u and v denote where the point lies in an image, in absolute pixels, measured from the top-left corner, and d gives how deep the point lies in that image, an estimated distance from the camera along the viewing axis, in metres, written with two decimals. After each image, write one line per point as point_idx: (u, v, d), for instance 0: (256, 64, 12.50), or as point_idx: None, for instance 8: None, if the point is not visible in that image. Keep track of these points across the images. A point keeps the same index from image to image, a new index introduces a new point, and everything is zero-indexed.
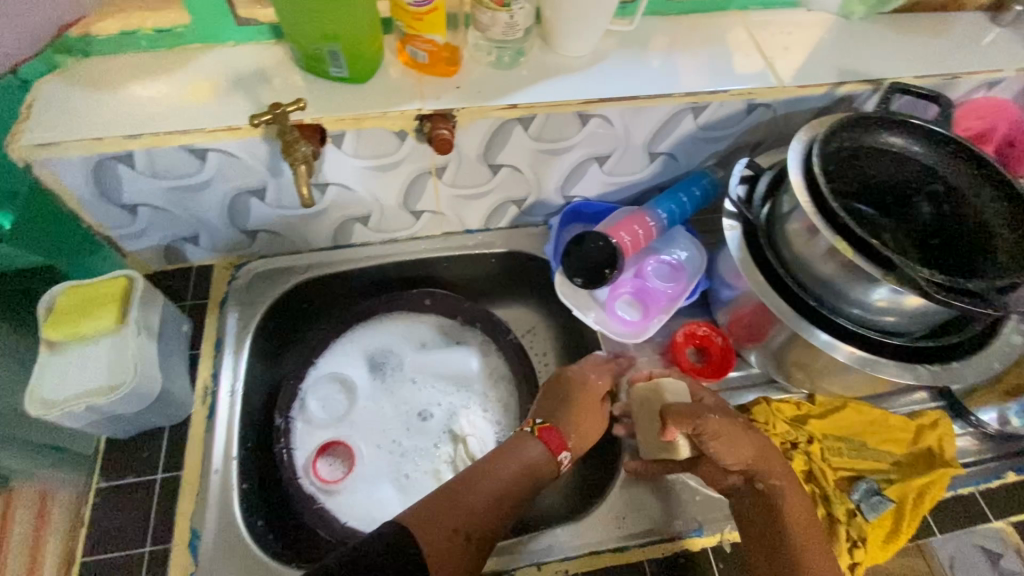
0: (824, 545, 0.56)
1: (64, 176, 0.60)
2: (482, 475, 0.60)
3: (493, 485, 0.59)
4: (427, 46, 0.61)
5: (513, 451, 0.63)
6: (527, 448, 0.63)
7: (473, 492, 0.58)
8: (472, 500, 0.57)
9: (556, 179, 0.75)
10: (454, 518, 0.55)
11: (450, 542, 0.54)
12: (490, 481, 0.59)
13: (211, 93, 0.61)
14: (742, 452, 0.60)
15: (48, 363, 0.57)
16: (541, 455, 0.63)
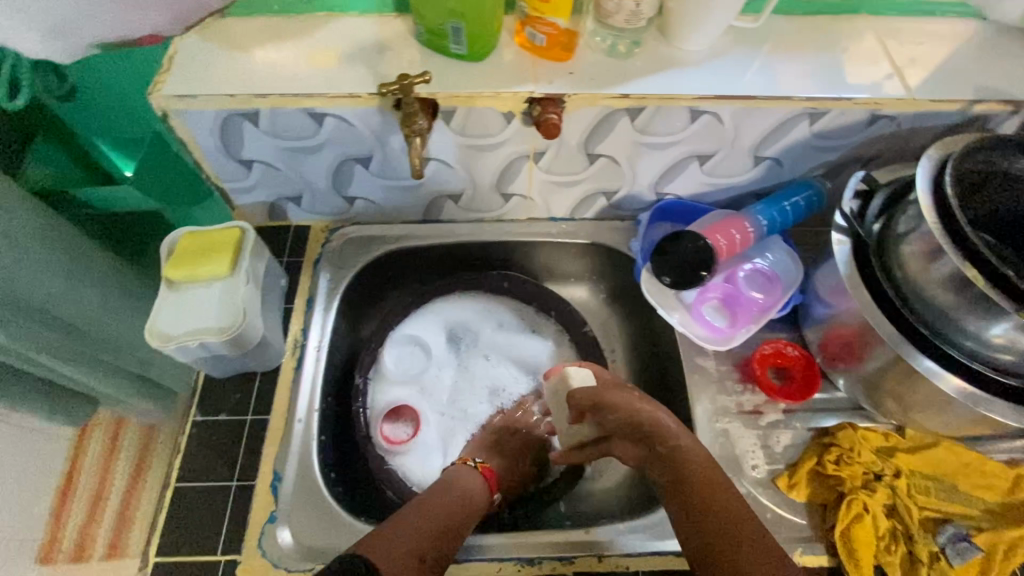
0: (743, 511, 0.56)
1: (194, 128, 0.64)
2: (433, 504, 0.61)
3: (449, 513, 0.60)
4: (548, 29, 0.61)
5: (455, 484, 0.65)
6: (467, 480, 0.66)
7: (432, 519, 0.58)
8: (431, 523, 0.58)
9: (651, 175, 0.74)
10: (412, 543, 0.55)
11: (409, 565, 0.53)
12: (444, 513, 0.60)
13: (334, 59, 0.63)
14: (638, 413, 0.64)
15: (169, 299, 0.62)
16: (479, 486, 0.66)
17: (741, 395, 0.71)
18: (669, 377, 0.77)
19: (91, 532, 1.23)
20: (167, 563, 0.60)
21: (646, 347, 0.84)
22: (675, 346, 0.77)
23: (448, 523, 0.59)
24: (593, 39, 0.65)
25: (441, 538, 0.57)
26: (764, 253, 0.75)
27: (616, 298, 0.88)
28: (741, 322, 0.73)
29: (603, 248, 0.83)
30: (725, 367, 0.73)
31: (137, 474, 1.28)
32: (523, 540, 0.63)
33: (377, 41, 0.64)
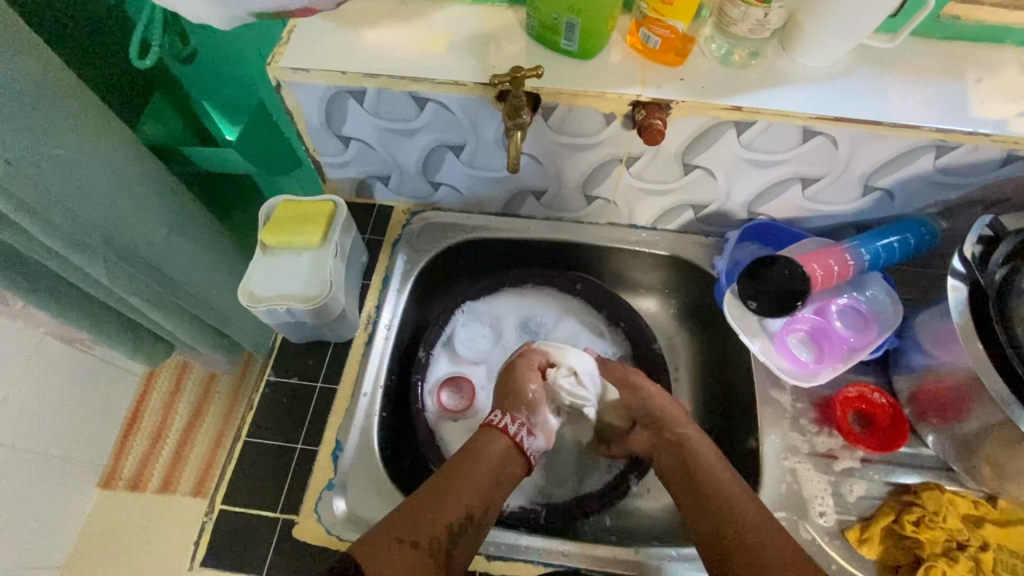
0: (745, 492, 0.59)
1: (302, 100, 0.65)
2: (449, 483, 0.59)
3: (458, 494, 0.58)
4: (665, 32, 0.59)
5: (476, 459, 0.62)
6: (487, 450, 0.63)
7: (435, 504, 0.57)
8: (433, 506, 0.57)
9: (746, 193, 0.71)
10: (400, 526, 0.55)
11: (394, 550, 0.53)
12: (452, 495, 0.58)
13: (443, 45, 0.63)
14: (653, 402, 0.68)
15: (264, 262, 0.67)
16: (504, 453, 0.63)
17: (816, 435, 0.67)
18: (737, 405, 0.74)
19: (148, 465, 1.42)
20: (231, 513, 0.63)
21: (713, 371, 0.81)
22: (748, 373, 0.73)
23: (454, 509, 0.57)
24: (708, 46, 0.62)
25: (441, 523, 0.56)
26: (861, 288, 0.71)
27: (687, 315, 0.85)
28: (827, 359, 0.69)
29: (681, 263, 0.81)
30: (801, 403, 0.69)
31: (191, 422, 1.47)
32: (572, 551, 0.62)
33: (486, 30, 0.64)
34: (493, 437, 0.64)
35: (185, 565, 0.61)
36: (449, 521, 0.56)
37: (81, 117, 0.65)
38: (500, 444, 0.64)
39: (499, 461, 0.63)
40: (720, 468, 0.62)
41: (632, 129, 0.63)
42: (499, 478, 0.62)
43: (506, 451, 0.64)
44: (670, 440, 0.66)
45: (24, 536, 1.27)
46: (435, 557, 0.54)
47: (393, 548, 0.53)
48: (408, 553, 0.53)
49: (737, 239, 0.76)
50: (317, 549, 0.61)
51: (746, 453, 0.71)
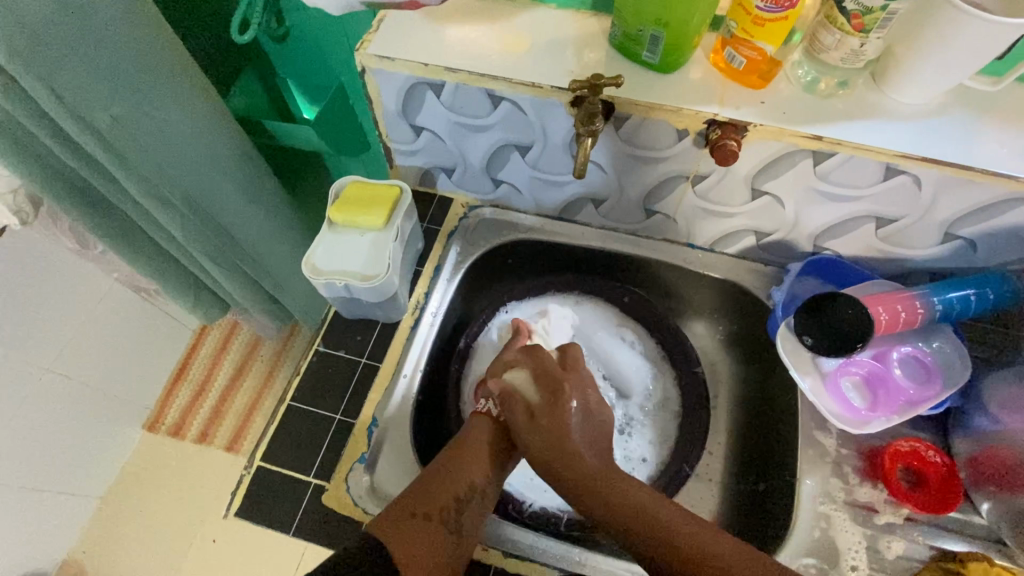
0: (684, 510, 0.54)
1: (382, 86, 0.68)
2: (448, 463, 0.58)
3: (460, 473, 0.58)
4: (751, 53, 0.58)
5: (470, 441, 0.61)
6: (475, 434, 0.62)
7: (442, 479, 0.57)
8: (438, 483, 0.56)
9: (814, 225, 0.69)
10: (412, 502, 0.55)
11: (409, 525, 0.53)
12: (452, 471, 0.58)
13: (524, 46, 0.64)
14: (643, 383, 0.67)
15: (329, 238, 0.70)
16: (494, 434, 0.62)
17: (858, 485, 0.64)
18: (777, 442, 0.72)
19: (190, 414, 1.52)
20: (268, 470, 0.66)
21: (755, 401, 0.79)
22: (792, 410, 0.71)
23: (455, 481, 0.57)
24: (794, 71, 0.61)
25: (445, 493, 0.56)
26: (926, 338, 0.67)
27: (735, 342, 0.83)
28: (881, 408, 0.66)
29: (734, 289, 0.79)
30: (846, 449, 0.66)
31: (233, 379, 1.56)
32: (588, 560, 0.62)
33: (568, 36, 0.65)
34: (479, 422, 0.63)
35: (220, 512, 0.65)
36: (455, 493, 0.56)
37: (176, 87, 0.70)
38: (486, 424, 0.63)
39: (489, 440, 0.62)
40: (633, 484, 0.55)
41: (704, 147, 0.63)
42: (493, 452, 0.61)
43: (495, 433, 0.63)
44: (598, 445, 0.59)
45: (76, 461, 1.38)
46: (448, 527, 0.54)
47: (408, 524, 0.53)
48: (423, 525, 0.53)
49: (799, 271, 0.73)
50: (342, 518, 0.63)
51: (780, 492, 0.68)
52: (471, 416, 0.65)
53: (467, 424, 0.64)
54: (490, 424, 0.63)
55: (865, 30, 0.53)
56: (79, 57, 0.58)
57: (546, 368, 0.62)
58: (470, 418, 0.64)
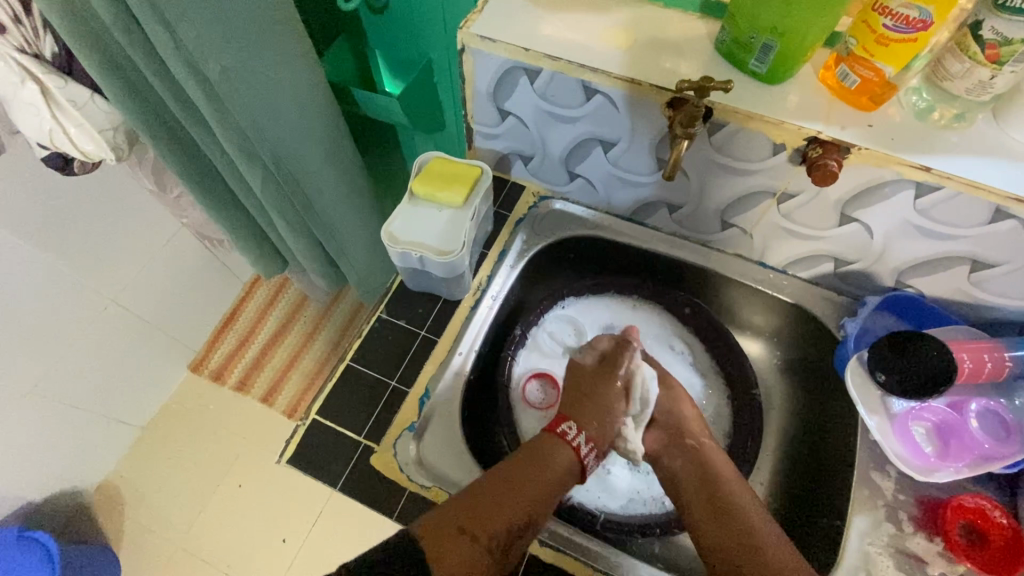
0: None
1: (477, 67, 0.68)
2: (511, 484, 0.57)
3: (520, 496, 0.57)
4: (867, 73, 0.56)
5: (537, 465, 0.60)
6: (552, 459, 0.61)
7: (504, 496, 0.57)
8: (497, 502, 0.56)
9: (902, 259, 0.66)
10: (464, 517, 0.54)
11: (455, 540, 0.53)
12: (511, 495, 0.57)
13: (627, 43, 0.64)
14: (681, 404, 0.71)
15: (407, 210, 0.71)
16: (568, 464, 0.62)
17: (911, 534, 0.61)
18: (831, 477, 0.70)
19: (233, 361, 1.62)
20: (321, 425, 0.68)
21: (807, 431, 0.77)
22: (850, 446, 0.68)
23: (518, 508, 0.56)
24: (908, 97, 0.58)
25: (502, 522, 0.55)
26: (1007, 395, 0.64)
27: (792, 368, 0.81)
28: (952, 458, 0.63)
29: (802, 314, 0.77)
30: (904, 495, 0.63)
31: (276, 336, 1.66)
32: (623, 563, 0.62)
33: (672, 38, 0.64)
34: (558, 446, 0.63)
35: (274, 458, 0.68)
36: (509, 521, 0.55)
37: (279, 48, 0.73)
38: (564, 454, 0.62)
39: (562, 472, 0.61)
40: (731, 479, 0.62)
41: (800, 164, 0.61)
42: (563, 479, 0.61)
43: (570, 462, 0.62)
44: (687, 445, 0.66)
45: (127, 390, 1.47)
46: (493, 552, 0.54)
47: (454, 538, 0.53)
48: (466, 546, 0.53)
49: (876, 305, 0.70)
50: (388, 481, 0.64)
51: (828, 529, 0.66)
52: (546, 429, 0.65)
53: (542, 437, 0.64)
54: (568, 452, 0.63)
55: (999, 63, 0.50)
56: (197, 5, 0.60)
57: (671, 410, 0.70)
58: (551, 433, 0.64)
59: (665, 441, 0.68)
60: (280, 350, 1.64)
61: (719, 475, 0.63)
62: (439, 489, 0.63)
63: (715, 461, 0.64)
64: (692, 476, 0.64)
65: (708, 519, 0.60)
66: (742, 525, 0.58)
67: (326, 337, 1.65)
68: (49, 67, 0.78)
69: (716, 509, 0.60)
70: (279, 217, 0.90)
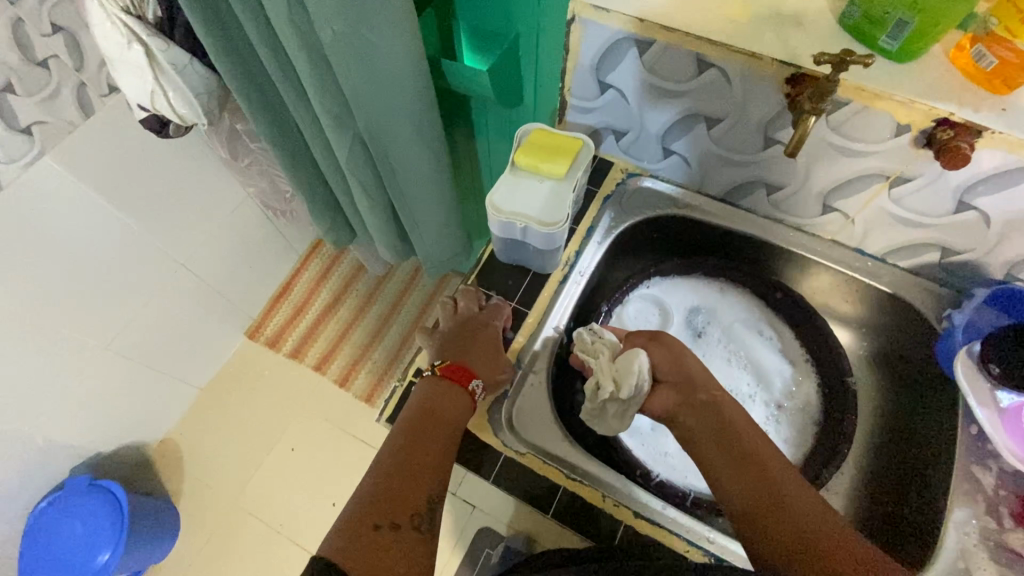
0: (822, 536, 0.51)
1: (585, 38, 0.68)
2: (409, 456, 0.58)
3: (421, 461, 0.58)
4: (1007, 55, 0.54)
5: (425, 419, 0.62)
6: (437, 406, 0.64)
7: (405, 476, 0.56)
8: (403, 484, 0.55)
9: (1018, 251, 0.64)
10: (373, 515, 0.52)
11: (380, 538, 0.50)
12: (415, 464, 0.57)
13: (746, 17, 0.62)
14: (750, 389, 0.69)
15: (508, 180, 0.70)
16: (454, 400, 0.65)
17: (1012, 530, 0.60)
18: (930, 473, 0.68)
19: (289, 328, 1.67)
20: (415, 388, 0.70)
21: (897, 423, 0.76)
22: (948, 440, 0.67)
23: (424, 476, 0.57)
24: None
25: (413, 498, 0.55)
26: None
27: (881, 359, 0.80)
28: None
29: (898, 305, 0.75)
30: (1005, 491, 0.61)
31: (331, 305, 1.70)
32: (716, 540, 0.63)
33: (793, 11, 0.62)
34: (453, 396, 0.65)
35: (373, 416, 0.70)
36: (419, 492, 0.55)
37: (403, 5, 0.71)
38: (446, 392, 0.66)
39: (448, 412, 0.64)
40: (749, 433, 0.61)
41: (924, 147, 0.59)
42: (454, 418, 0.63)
43: (454, 398, 0.65)
44: (701, 400, 0.64)
45: (190, 351, 1.53)
46: (417, 529, 0.53)
47: (375, 536, 0.50)
48: (389, 537, 0.51)
49: (984, 298, 0.68)
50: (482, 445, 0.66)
51: (923, 522, 0.66)
52: (432, 383, 0.67)
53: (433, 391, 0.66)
54: (455, 390, 0.65)
55: None
56: None
57: (685, 369, 0.67)
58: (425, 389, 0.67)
59: (679, 401, 0.65)
60: (337, 318, 1.68)
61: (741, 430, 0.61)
62: (534, 456, 0.66)
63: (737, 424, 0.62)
64: (709, 432, 0.62)
65: (728, 474, 0.58)
66: (764, 481, 0.56)
67: (381, 306, 1.68)
68: (151, 29, 0.79)
69: (739, 461, 0.58)
70: (350, 166, 0.91)
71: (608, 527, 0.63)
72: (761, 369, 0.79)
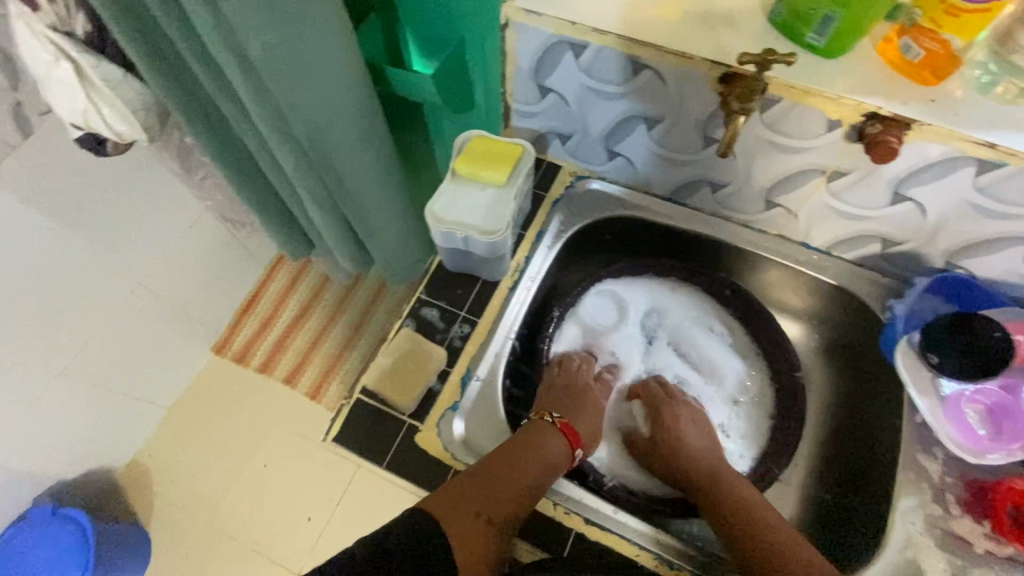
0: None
1: (521, 41, 0.67)
2: (515, 468, 0.61)
3: (522, 477, 0.61)
4: (933, 46, 0.54)
5: (536, 450, 0.64)
6: (545, 445, 0.65)
7: (503, 485, 0.60)
8: (505, 486, 0.60)
9: (953, 240, 0.65)
10: (477, 501, 0.59)
11: (473, 526, 0.57)
12: (517, 480, 0.60)
13: (678, 15, 0.61)
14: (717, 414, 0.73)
15: (449, 189, 0.69)
16: (561, 449, 0.66)
17: (958, 516, 0.61)
18: (877, 463, 0.69)
19: (256, 343, 1.64)
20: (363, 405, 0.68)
21: (847, 412, 0.77)
22: (895, 429, 0.68)
23: (522, 490, 0.60)
24: (972, 71, 0.56)
25: (508, 504, 0.59)
26: None
27: (832, 352, 0.81)
28: (1004, 441, 0.62)
29: (844, 296, 0.76)
30: (951, 478, 0.63)
31: (298, 316, 1.67)
32: (667, 541, 0.63)
33: (724, 8, 0.61)
34: (552, 435, 0.66)
35: (320, 436, 0.67)
36: (512, 504, 0.60)
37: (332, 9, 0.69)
38: (556, 441, 0.66)
39: (554, 455, 0.65)
40: (748, 497, 0.65)
41: (855, 141, 0.59)
42: (557, 461, 0.65)
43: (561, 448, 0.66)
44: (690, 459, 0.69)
45: (152, 372, 1.48)
46: (502, 532, 0.59)
47: (469, 521, 0.57)
48: (479, 527, 0.57)
49: (924, 288, 0.69)
50: (432, 461, 0.65)
51: (873, 511, 0.67)
52: (544, 424, 0.68)
53: (540, 429, 0.67)
54: (563, 440, 0.67)
55: None
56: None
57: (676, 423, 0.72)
58: (538, 424, 0.67)
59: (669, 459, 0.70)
60: (305, 330, 1.65)
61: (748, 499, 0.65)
62: None
63: (737, 483, 0.67)
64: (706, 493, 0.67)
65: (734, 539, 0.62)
66: (778, 552, 0.59)
67: (350, 315, 1.65)
68: (82, 46, 0.75)
69: (743, 522, 0.63)
70: (300, 183, 0.89)
71: (559, 534, 0.63)
72: (713, 368, 0.80)
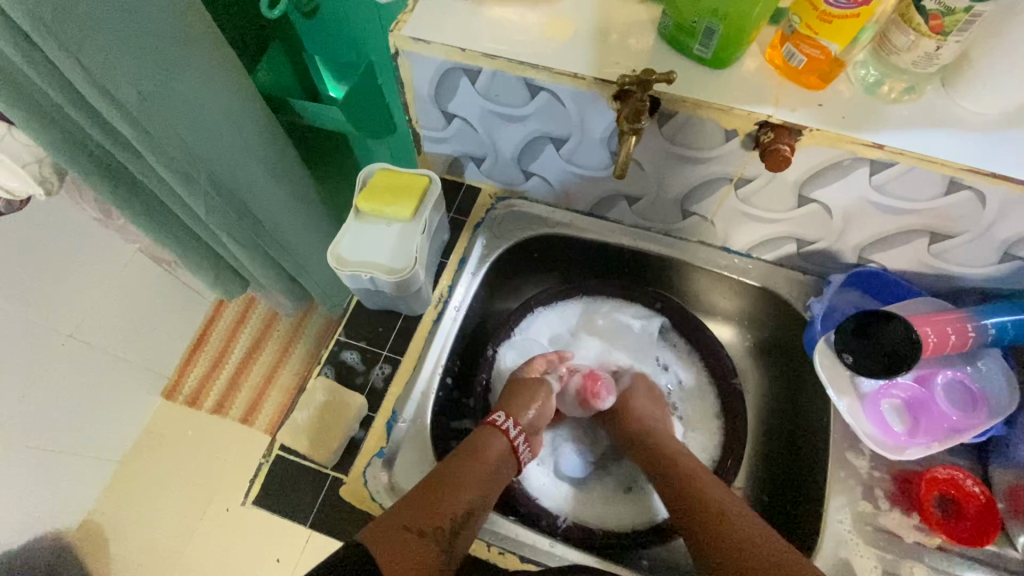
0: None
1: (415, 69, 0.65)
2: (449, 479, 0.59)
3: (458, 486, 0.59)
4: (814, 51, 0.53)
5: (473, 458, 0.62)
6: (484, 449, 0.64)
7: (442, 493, 0.58)
8: (439, 496, 0.57)
9: (861, 236, 0.65)
10: (408, 516, 0.55)
11: (405, 540, 0.54)
12: (454, 489, 0.58)
13: (568, 34, 0.60)
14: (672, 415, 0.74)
15: (355, 228, 0.69)
16: (501, 452, 0.65)
17: (887, 510, 0.61)
18: (808, 462, 0.70)
19: (207, 385, 1.55)
20: (286, 459, 0.66)
21: (781, 413, 0.77)
22: (823, 428, 0.69)
23: (457, 501, 0.58)
24: (857, 71, 0.56)
25: (443, 514, 0.56)
26: (972, 361, 0.64)
27: (764, 351, 0.81)
28: (921, 435, 0.63)
29: (768, 297, 0.76)
30: (878, 472, 0.63)
31: (251, 351, 1.58)
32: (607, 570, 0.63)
33: (614, 25, 0.60)
34: (491, 436, 0.66)
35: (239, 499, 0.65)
36: (449, 515, 0.56)
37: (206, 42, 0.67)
38: (496, 441, 0.65)
39: (495, 460, 0.64)
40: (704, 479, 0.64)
41: (753, 150, 0.59)
42: (497, 468, 0.63)
43: (503, 448, 0.65)
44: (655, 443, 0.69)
45: (98, 425, 1.41)
46: (440, 544, 0.55)
47: (400, 537, 0.54)
48: (412, 541, 0.54)
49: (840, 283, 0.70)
50: (358, 511, 0.63)
51: (806, 511, 0.68)
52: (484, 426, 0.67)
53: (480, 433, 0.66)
54: (499, 440, 0.66)
55: (945, 33, 0.48)
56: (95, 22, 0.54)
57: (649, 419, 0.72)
58: (483, 427, 0.67)
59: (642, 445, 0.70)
60: (259, 365, 1.56)
61: (702, 484, 0.63)
62: None
63: (686, 465, 0.66)
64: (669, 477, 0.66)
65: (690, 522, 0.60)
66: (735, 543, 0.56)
67: (303, 347, 1.57)
68: None
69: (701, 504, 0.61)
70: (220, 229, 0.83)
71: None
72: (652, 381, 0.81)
